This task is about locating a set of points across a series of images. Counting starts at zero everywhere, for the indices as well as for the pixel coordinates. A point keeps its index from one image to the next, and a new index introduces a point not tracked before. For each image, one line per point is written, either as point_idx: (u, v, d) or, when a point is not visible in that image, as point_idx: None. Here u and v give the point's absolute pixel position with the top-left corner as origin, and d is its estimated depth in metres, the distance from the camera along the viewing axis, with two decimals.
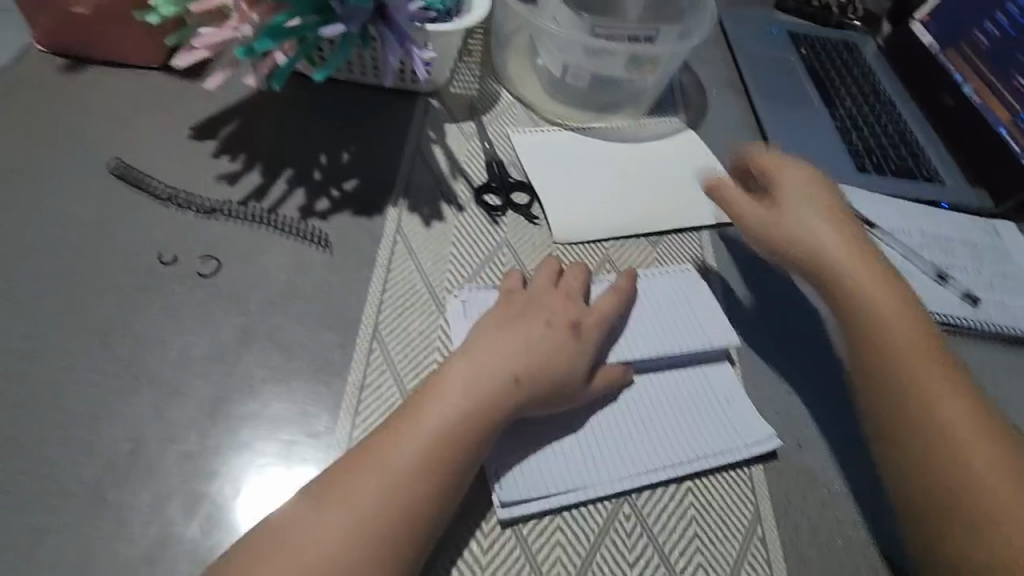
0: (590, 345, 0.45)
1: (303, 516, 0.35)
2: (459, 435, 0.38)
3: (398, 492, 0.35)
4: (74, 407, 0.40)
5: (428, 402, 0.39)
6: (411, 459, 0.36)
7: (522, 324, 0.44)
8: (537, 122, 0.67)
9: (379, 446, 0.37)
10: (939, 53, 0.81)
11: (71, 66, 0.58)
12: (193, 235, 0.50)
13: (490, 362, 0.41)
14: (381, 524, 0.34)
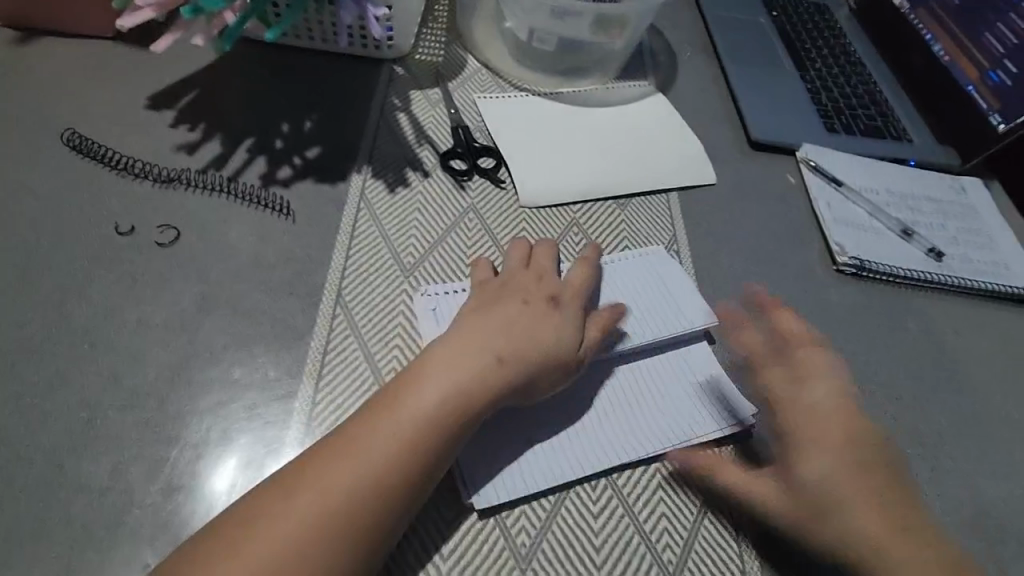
0: (571, 320, 0.44)
1: (272, 506, 0.32)
2: (440, 418, 0.36)
3: (376, 480, 0.34)
4: (31, 377, 0.40)
5: (408, 387, 0.37)
6: (388, 449, 0.34)
7: (502, 305, 0.43)
8: (504, 87, 0.66)
9: (356, 434, 0.35)
10: (909, 12, 0.81)
11: (20, 37, 0.56)
12: (150, 205, 0.49)
13: (473, 343, 0.39)
14: (358, 511, 0.33)
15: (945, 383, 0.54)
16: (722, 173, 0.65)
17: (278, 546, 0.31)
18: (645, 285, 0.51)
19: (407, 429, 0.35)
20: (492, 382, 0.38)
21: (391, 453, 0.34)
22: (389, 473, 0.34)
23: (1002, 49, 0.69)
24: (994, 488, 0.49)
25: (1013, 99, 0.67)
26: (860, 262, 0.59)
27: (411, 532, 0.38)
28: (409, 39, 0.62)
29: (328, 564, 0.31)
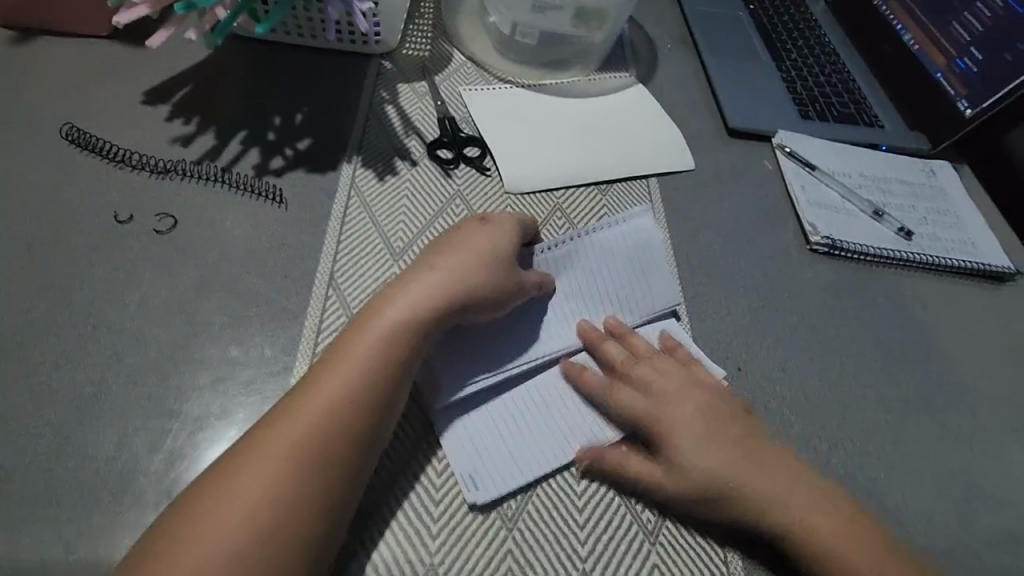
0: (499, 231, 0.46)
1: (253, 452, 0.35)
2: (392, 346, 0.39)
3: (342, 408, 0.37)
4: (37, 356, 0.42)
5: (360, 329, 0.40)
6: (350, 382, 0.38)
7: (439, 243, 0.45)
8: (489, 80, 0.69)
9: (317, 377, 0.38)
10: (881, 4, 0.83)
11: (18, 37, 0.58)
12: (148, 194, 0.51)
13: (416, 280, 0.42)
14: (327, 446, 0.36)
15: (914, 355, 0.57)
16: (701, 159, 0.68)
17: (259, 490, 0.34)
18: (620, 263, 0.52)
19: (358, 366, 0.38)
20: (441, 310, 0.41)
21: (347, 391, 0.37)
22: (348, 408, 0.37)
23: (969, 37, 0.72)
24: (959, 451, 0.51)
25: (979, 86, 0.69)
26: (832, 241, 0.61)
27: (403, 496, 0.40)
28: (396, 35, 0.65)
29: (313, 486, 0.35)
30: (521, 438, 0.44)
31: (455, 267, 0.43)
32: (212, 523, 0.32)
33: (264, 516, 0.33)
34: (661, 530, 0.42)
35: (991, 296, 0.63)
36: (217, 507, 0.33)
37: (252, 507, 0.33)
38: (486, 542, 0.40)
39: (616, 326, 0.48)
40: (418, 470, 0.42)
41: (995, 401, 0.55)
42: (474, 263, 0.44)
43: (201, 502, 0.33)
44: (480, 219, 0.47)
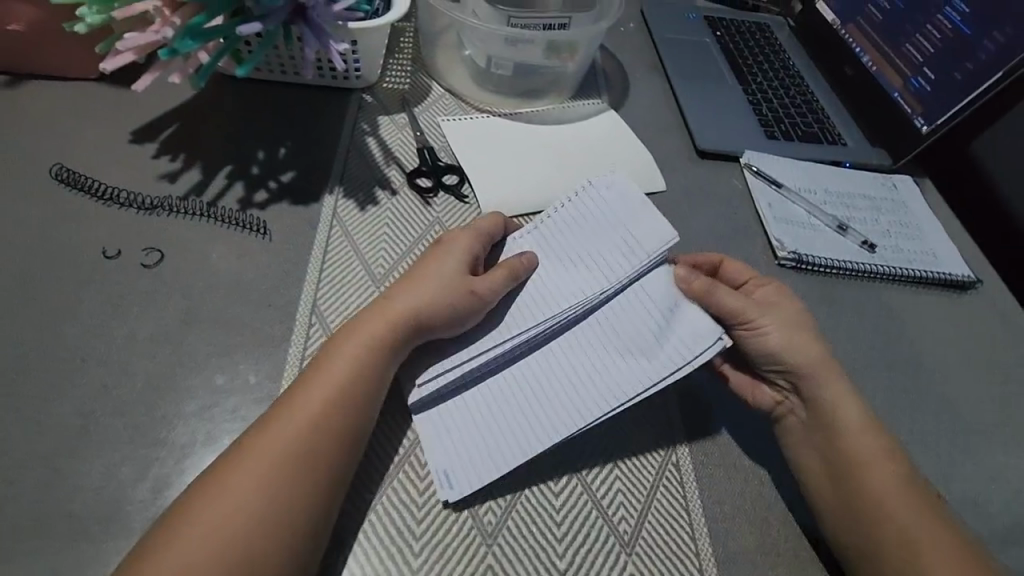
0: (457, 249, 0.49)
1: (228, 476, 0.37)
2: (358, 370, 0.42)
3: (310, 429, 0.39)
4: (27, 391, 0.43)
5: (328, 357, 0.42)
6: (317, 406, 0.40)
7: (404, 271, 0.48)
8: (466, 110, 0.72)
9: (287, 403, 0.40)
10: (840, 28, 0.88)
11: (9, 81, 0.60)
12: (136, 230, 0.52)
13: (380, 308, 0.45)
14: (302, 459, 0.38)
15: (880, 361, 0.59)
16: (672, 180, 0.70)
17: (241, 504, 0.36)
18: (587, 231, 0.54)
19: (330, 384, 0.41)
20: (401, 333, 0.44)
21: (318, 407, 0.40)
22: (321, 423, 0.39)
23: (920, 57, 0.75)
24: (927, 455, 0.53)
25: (933, 103, 0.73)
26: (799, 256, 0.64)
27: (386, 515, 0.42)
28: (375, 70, 0.68)
29: (288, 505, 0.36)
30: (486, 456, 0.44)
31: (413, 289, 0.45)
32: (194, 540, 0.34)
33: (246, 528, 0.35)
34: (638, 541, 0.43)
35: (953, 303, 0.65)
36: (198, 525, 0.35)
37: (229, 528, 0.35)
38: (467, 559, 0.41)
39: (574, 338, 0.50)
40: (399, 489, 0.43)
41: (960, 405, 0.57)
42: (428, 285, 0.46)
43: (181, 526, 0.35)
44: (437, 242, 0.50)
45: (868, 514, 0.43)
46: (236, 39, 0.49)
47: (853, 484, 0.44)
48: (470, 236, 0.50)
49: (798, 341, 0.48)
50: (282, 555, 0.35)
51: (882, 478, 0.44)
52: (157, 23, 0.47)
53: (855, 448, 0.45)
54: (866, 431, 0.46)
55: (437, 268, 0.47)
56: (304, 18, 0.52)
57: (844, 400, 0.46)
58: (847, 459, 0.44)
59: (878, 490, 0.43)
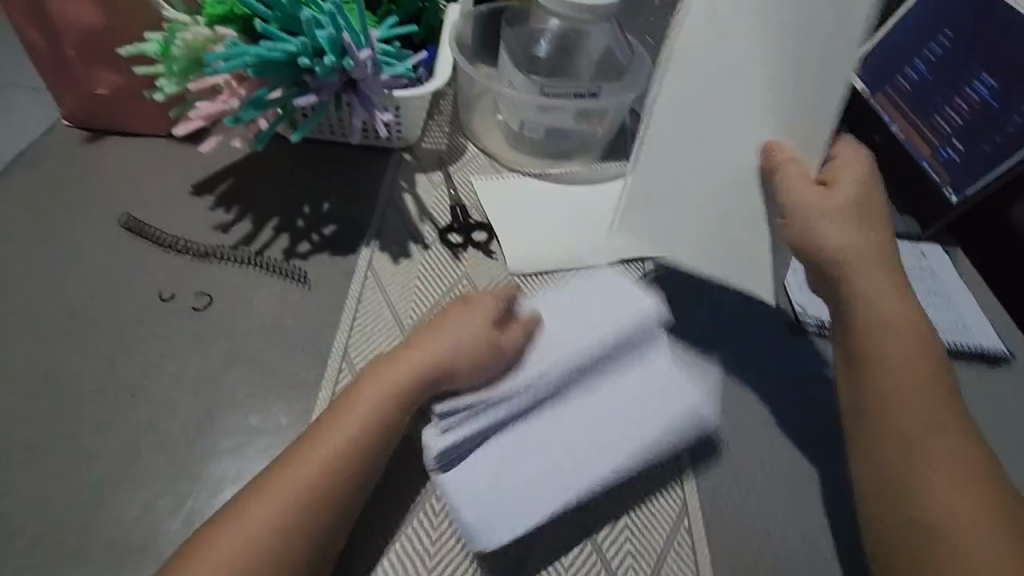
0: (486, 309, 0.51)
1: (262, 492, 0.41)
2: (382, 409, 0.45)
3: (331, 458, 0.42)
4: (80, 422, 0.47)
5: (363, 389, 0.46)
6: (346, 436, 0.43)
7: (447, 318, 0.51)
8: (498, 169, 0.76)
9: (320, 427, 0.44)
10: (870, 98, 0.88)
11: (94, 138, 0.68)
12: (190, 276, 0.57)
13: (416, 349, 0.48)
14: (321, 485, 0.41)
15: None
16: None
17: (265, 517, 0.39)
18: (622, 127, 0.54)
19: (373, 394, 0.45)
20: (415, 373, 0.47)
21: (343, 438, 0.43)
22: (344, 453, 0.43)
23: (949, 129, 0.77)
24: None
25: (963, 175, 0.74)
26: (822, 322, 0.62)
27: (403, 562, 0.45)
28: (415, 131, 0.73)
29: (300, 527, 0.40)
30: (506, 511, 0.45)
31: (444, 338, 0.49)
32: (234, 522, 0.40)
33: (265, 537, 0.39)
34: None
35: (982, 376, 0.64)
36: (230, 536, 0.39)
37: (253, 541, 0.39)
38: None
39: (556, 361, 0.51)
40: (417, 538, 0.46)
41: None
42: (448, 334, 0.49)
43: (214, 546, 0.39)
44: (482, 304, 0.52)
45: (899, 429, 0.44)
46: (293, 109, 0.53)
47: (884, 395, 0.46)
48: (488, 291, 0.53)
49: (819, 224, 0.49)
50: (305, 535, 0.40)
51: (903, 397, 0.45)
52: (225, 94, 0.52)
53: (892, 365, 0.46)
54: (908, 351, 0.47)
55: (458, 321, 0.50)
56: (354, 88, 0.55)
57: (895, 309, 0.48)
58: (878, 371, 0.46)
59: (910, 411, 0.45)
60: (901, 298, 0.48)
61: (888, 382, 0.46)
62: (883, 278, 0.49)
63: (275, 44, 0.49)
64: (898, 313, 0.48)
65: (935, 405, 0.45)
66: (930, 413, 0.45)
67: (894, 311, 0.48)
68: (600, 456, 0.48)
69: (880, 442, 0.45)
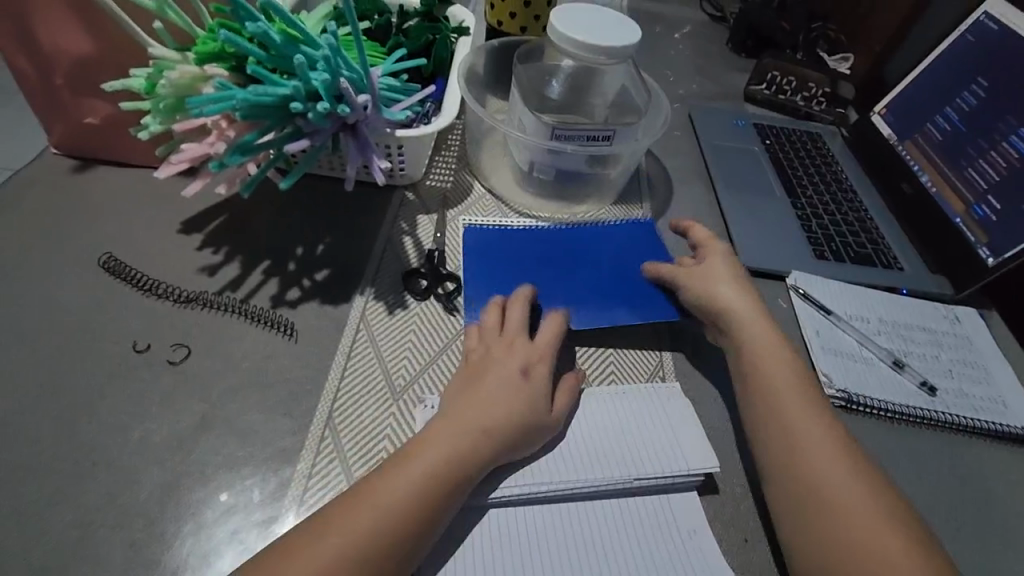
0: (540, 388, 0.49)
1: (293, 558, 0.38)
2: (438, 477, 0.42)
3: (385, 529, 0.39)
4: (33, 494, 0.42)
5: (417, 455, 0.43)
6: (400, 503, 0.40)
7: (489, 376, 0.48)
8: (506, 211, 0.72)
9: (367, 492, 0.41)
10: (897, 144, 0.86)
11: (82, 168, 0.65)
12: (168, 325, 0.53)
13: (467, 413, 0.45)
14: (375, 557, 0.38)
15: (947, 527, 0.52)
16: None
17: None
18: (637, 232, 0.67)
19: (442, 430, 0.44)
20: (473, 444, 0.44)
21: (397, 509, 0.40)
22: (397, 524, 0.39)
23: (985, 184, 0.72)
24: None
25: (1000, 234, 0.69)
26: (849, 395, 0.58)
27: None
28: (418, 170, 0.69)
29: None
30: None
31: (492, 399, 0.46)
32: (303, 558, 0.37)
33: None
34: None
35: None
36: None
37: None
38: None
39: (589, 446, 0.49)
40: None
41: None
42: (501, 399, 0.47)
43: None
44: (524, 367, 0.49)
45: (800, 469, 0.46)
46: (284, 154, 0.49)
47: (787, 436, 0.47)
48: (531, 353, 0.51)
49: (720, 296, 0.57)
50: None
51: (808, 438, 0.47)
52: (212, 136, 0.49)
53: (784, 408, 0.49)
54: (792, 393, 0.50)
55: (510, 383, 0.48)
56: (351, 131, 0.52)
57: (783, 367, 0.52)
58: (784, 420, 0.48)
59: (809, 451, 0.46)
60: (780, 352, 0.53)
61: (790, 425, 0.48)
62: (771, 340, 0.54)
63: (266, 87, 0.45)
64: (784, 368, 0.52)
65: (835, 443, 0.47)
66: (828, 453, 0.46)
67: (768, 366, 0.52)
68: (638, 562, 0.44)
69: (795, 488, 0.45)
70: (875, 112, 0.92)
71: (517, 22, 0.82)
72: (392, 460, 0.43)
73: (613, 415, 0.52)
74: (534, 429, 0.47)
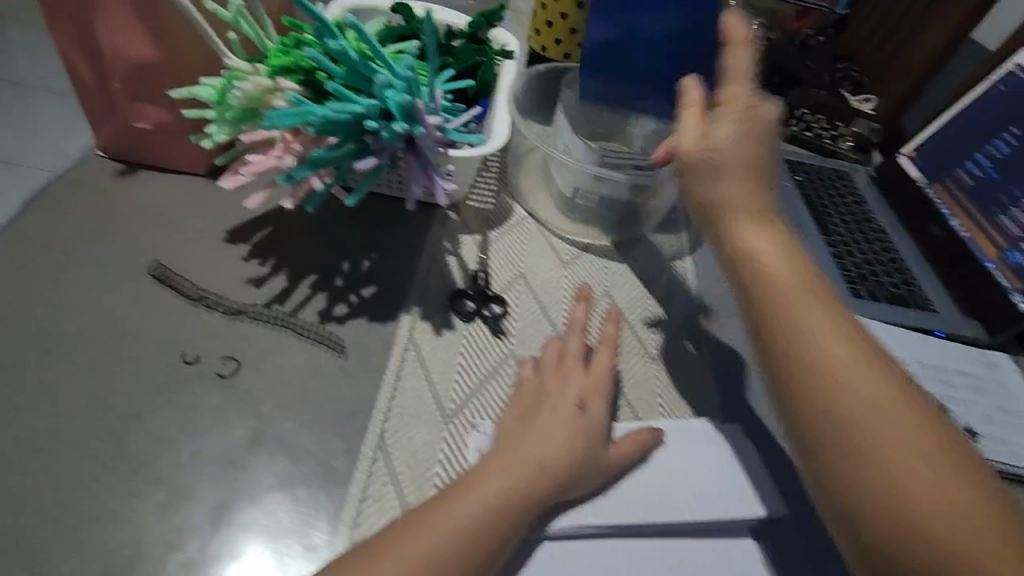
0: (599, 421, 0.48)
1: None
2: (491, 513, 0.41)
3: (438, 563, 0.38)
4: (85, 508, 0.42)
5: (471, 489, 0.42)
6: (449, 533, 0.39)
7: (540, 413, 0.48)
8: (548, 235, 0.72)
9: (423, 518, 0.40)
10: (926, 187, 0.88)
11: (128, 172, 0.64)
12: (217, 337, 0.52)
13: (523, 449, 0.44)
14: None
15: None
16: None
17: None
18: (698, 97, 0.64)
19: (497, 464, 0.43)
20: (525, 483, 0.43)
21: (452, 543, 0.39)
22: (450, 555, 0.38)
23: (1017, 231, 0.75)
24: None
25: None
26: None
27: None
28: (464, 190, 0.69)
29: None
30: None
31: (543, 435, 0.46)
32: None
33: None
34: None
35: None
36: None
37: None
38: None
39: (650, 486, 0.48)
40: None
41: None
42: (559, 437, 0.46)
43: None
44: (580, 402, 0.49)
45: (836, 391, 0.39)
46: (349, 169, 0.49)
47: (813, 416, 0.39)
48: (600, 389, 0.51)
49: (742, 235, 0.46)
50: None
51: (885, 413, 0.38)
52: (279, 148, 0.49)
53: (808, 332, 0.42)
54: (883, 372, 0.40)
55: (561, 419, 0.47)
56: (413, 149, 0.51)
57: (840, 345, 0.41)
58: (834, 392, 0.39)
59: (870, 431, 0.37)
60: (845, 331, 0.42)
61: (831, 403, 0.39)
62: (806, 288, 0.44)
63: (343, 104, 0.45)
64: (826, 328, 0.42)
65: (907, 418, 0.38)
66: (896, 419, 0.38)
67: (838, 350, 0.41)
68: None
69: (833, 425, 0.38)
70: (902, 153, 0.92)
71: (562, 49, 0.83)
72: (445, 490, 0.42)
73: (676, 449, 0.51)
74: (593, 469, 0.46)
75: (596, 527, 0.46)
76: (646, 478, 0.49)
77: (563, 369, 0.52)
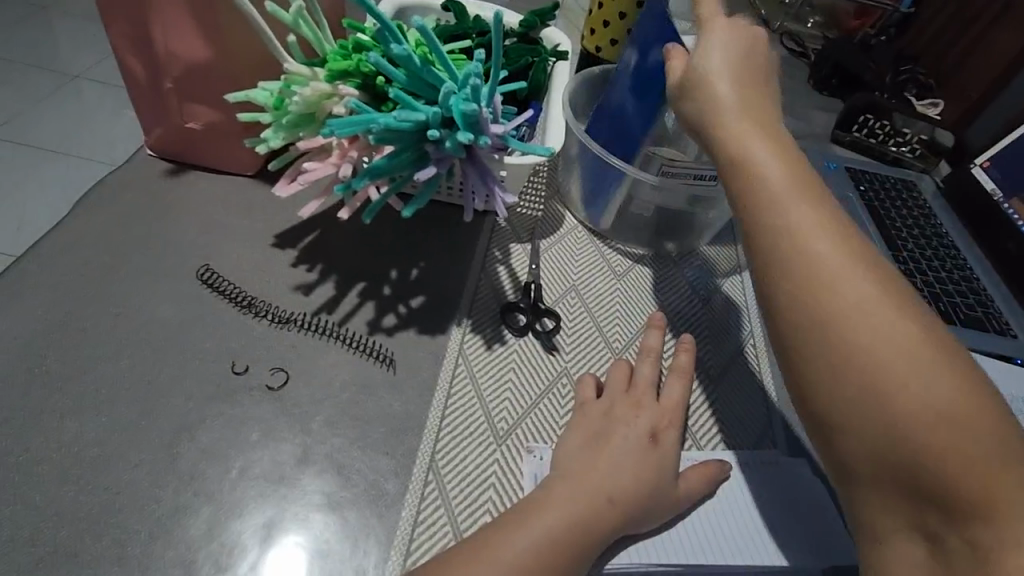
0: (670, 455, 0.46)
1: None
2: (555, 547, 0.38)
3: None
4: (134, 524, 0.41)
5: (529, 518, 0.40)
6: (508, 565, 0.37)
7: (607, 440, 0.45)
8: (600, 246, 0.69)
9: (480, 549, 0.38)
10: (1003, 201, 0.82)
11: (177, 172, 0.63)
12: (266, 347, 0.51)
13: (589, 479, 0.42)
14: None
15: None
16: None
17: None
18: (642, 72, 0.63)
19: (561, 492, 0.41)
20: (589, 516, 0.40)
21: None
22: None
23: None
24: None
25: None
26: None
27: None
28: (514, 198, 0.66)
29: None
30: None
31: (610, 464, 0.43)
32: None
33: None
34: None
35: None
36: None
37: None
38: None
39: (713, 522, 0.46)
40: None
41: None
42: (627, 469, 0.43)
43: None
44: (652, 434, 0.47)
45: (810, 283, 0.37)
46: (406, 179, 0.47)
47: (796, 321, 0.37)
48: (671, 421, 0.49)
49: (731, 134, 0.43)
50: None
51: (867, 303, 0.35)
52: (337, 156, 0.47)
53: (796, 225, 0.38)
54: (865, 261, 0.37)
55: (628, 448, 0.45)
56: (472, 159, 0.48)
57: (823, 238, 0.38)
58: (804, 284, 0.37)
59: (846, 317, 0.35)
60: (834, 218, 0.39)
61: (813, 304, 0.36)
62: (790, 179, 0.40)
63: (407, 113, 0.44)
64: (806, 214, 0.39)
65: (885, 301, 0.35)
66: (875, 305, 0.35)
67: (823, 240, 0.38)
68: None
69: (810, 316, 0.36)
70: (975, 163, 0.87)
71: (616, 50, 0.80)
72: (504, 518, 0.40)
73: (734, 483, 0.50)
74: (661, 506, 0.44)
75: (657, 565, 0.43)
76: (707, 514, 0.47)
77: (630, 396, 0.50)
